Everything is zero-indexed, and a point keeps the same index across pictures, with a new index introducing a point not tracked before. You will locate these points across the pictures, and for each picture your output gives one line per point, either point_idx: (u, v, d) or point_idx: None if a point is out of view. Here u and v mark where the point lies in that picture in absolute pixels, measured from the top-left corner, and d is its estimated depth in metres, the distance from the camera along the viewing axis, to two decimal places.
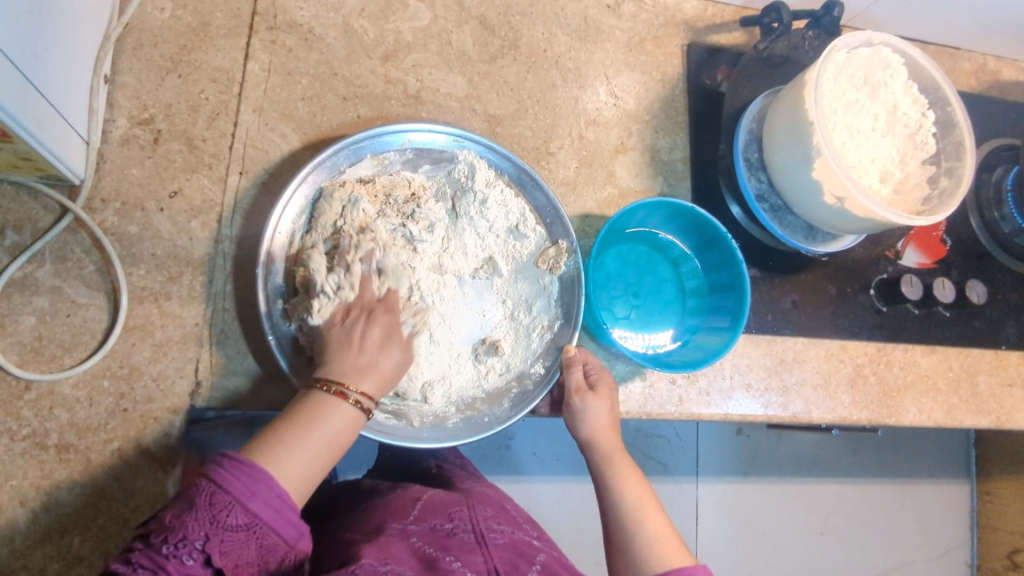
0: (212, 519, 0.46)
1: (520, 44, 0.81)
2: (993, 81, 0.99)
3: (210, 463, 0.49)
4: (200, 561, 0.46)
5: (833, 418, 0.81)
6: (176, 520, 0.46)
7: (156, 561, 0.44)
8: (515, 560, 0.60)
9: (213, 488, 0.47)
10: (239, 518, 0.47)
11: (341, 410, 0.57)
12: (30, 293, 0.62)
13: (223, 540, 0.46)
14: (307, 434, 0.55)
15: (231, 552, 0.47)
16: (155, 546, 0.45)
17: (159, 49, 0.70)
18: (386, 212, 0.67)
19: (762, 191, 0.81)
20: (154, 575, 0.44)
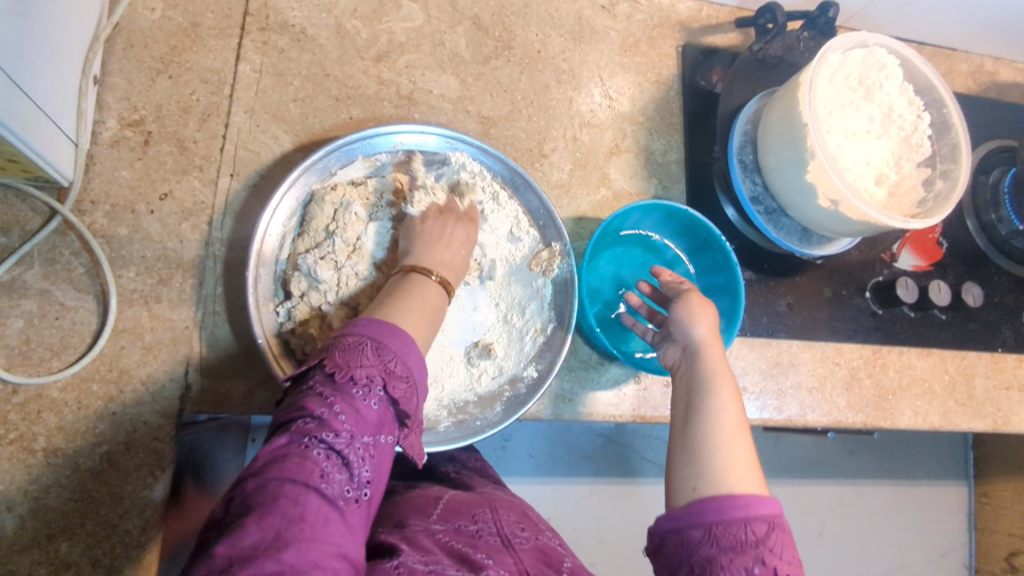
0: (382, 369, 0.54)
1: (514, 45, 0.81)
2: (990, 82, 0.99)
3: (365, 321, 0.56)
4: (380, 405, 0.54)
5: (829, 421, 0.81)
6: (355, 365, 0.53)
7: (350, 402, 0.52)
8: (542, 566, 0.58)
9: (377, 342, 0.55)
10: (401, 369, 0.55)
11: (433, 283, 0.63)
12: (18, 296, 0.62)
13: (394, 387, 0.54)
14: (411, 300, 0.61)
15: (402, 399, 0.55)
16: (344, 387, 0.53)
17: (150, 49, 0.69)
18: (378, 215, 0.68)
19: (756, 193, 0.81)
20: (350, 412, 0.52)
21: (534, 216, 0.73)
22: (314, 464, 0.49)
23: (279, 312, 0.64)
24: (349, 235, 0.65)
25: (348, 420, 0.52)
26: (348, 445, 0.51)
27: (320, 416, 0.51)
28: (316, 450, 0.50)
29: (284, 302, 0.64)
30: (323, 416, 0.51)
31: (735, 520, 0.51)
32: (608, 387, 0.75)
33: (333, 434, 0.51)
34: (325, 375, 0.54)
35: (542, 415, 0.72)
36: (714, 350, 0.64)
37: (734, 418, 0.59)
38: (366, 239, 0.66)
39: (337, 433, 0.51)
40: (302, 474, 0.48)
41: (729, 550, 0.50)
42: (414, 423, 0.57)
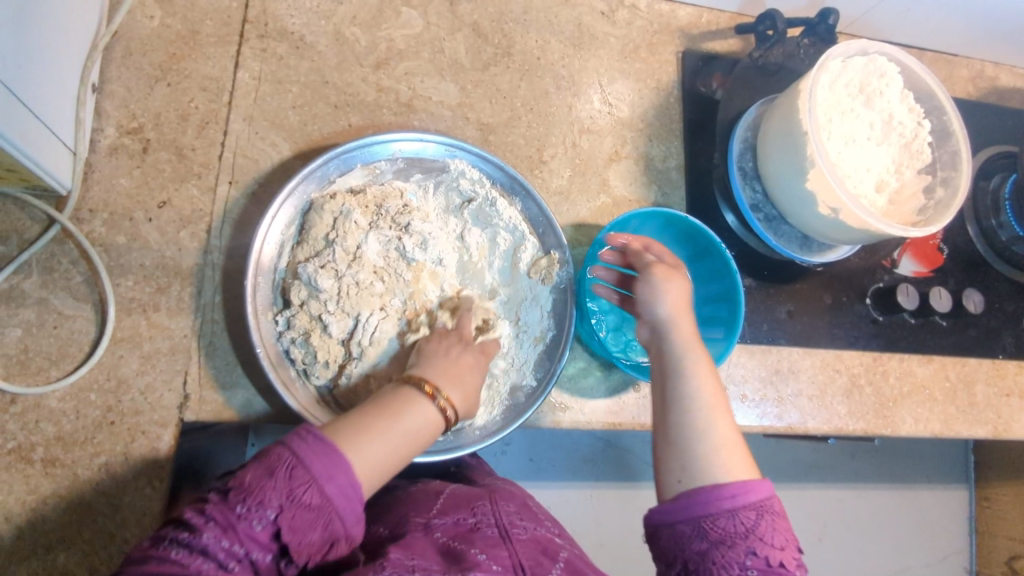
0: (284, 492, 0.48)
1: (513, 51, 0.80)
2: (990, 87, 0.99)
3: (298, 437, 0.52)
4: (268, 529, 0.48)
5: (829, 428, 0.81)
6: (255, 483, 0.48)
7: (228, 517, 0.47)
8: (538, 556, 0.58)
9: (293, 462, 0.50)
10: (309, 497, 0.49)
11: (428, 407, 0.59)
12: (16, 305, 0.62)
13: (292, 516, 0.48)
14: (396, 424, 0.56)
15: (298, 530, 0.48)
16: (231, 501, 0.48)
17: (148, 56, 0.69)
18: (379, 223, 0.66)
19: (757, 200, 0.80)
20: (226, 525, 0.47)
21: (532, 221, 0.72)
22: (170, 567, 0.45)
23: (278, 321, 0.64)
24: (349, 243, 0.64)
25: (219, 533, 0.47)
26: (218, 558, 0.46)
27: (190, 524, 0.47)
28: (176, 553, 0.45)
29: (284, 310, 0.64)
30: (194, 522, 0.47)
31: (723, 512, 0.53)
32: (608, 395, 0.75)
33: (200, 543, 0.46)
34: (224, 486, 0.50)
35: (541, 423, 0.72)
36: (683, 321, 0.66)
37: (713, 396, 0.62)
38: (368, 247, 0.65)
39: (205, 544, 0.46)
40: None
41: (720, 543, 0.52)
42: (316, 550, 0.50)
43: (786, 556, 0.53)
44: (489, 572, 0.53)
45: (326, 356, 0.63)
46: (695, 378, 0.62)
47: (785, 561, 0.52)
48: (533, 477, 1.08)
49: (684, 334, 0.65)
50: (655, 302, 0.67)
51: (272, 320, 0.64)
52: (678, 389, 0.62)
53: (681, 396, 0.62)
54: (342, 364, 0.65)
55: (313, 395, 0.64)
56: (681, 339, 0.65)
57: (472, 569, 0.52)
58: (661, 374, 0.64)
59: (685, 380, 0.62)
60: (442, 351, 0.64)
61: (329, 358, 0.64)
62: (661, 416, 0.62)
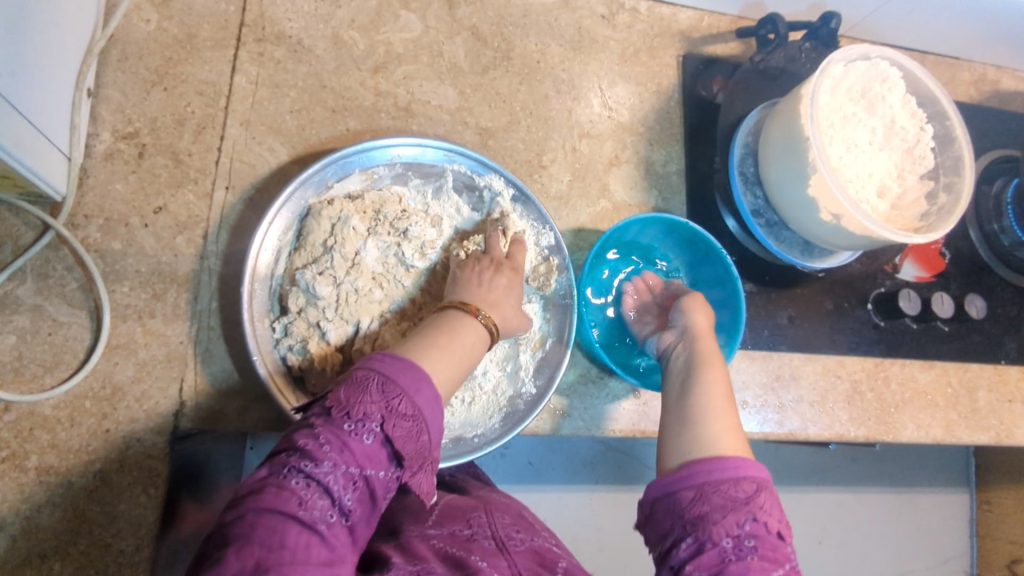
0: (384, 405, 0.52)
1: (513, 55, 0.80)
2: (993, 90, 0.98)
3: (380, 356, 0.55)
4: (376, 441, 0.52)
5: (831, 435, 0.80)
6: (354, 399, 0.52)
7: (339, 436, 0.51)
8: (536, 567, 0.56)
9: (383, 378, 0.53)
10: (406, 407, 0.53)
11: (474, 323, 0.62)
12: (10, 311, 0.61)
13: (394, 425, 0.52)
14: (446, 338, 0.59)
15: (400, 438, 0.52)
16: (337, 421, 0.51)
17: (144, 61, 0.69)
18: (377, 229, 0.66)
19: (758, 206, 0.80)
20: (340, 447, 0.50)
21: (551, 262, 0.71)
22: (293, 496, 0.48)
23: (276, 328, 0.63)
24: (348, 250, 0.64)
25: (335, 457, 0.50)
26: (336, 483, 0.50)
27: (306, 450, 0.50)
28: (296, 482, 0.49)
29: (282, 317, 0.63)
30: (308, 449, 0.50)
31: (727, 478, 0.53)
32: (608, 401, 0.74)
33: (319, 470, 0.49)
34: (322, 408, 0.53)
35: (540, 430, 0.71)
36: (707, 334, 0.69)
37: (726, 390, 0.64)
38: (366, 254, 0.65)
39: (324, 470, 0.50)
40: (282, 507, 0.48)
41: (721, 506, 0.52)
42: (418, 463, 0.53)
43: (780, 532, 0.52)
44: None
45: (324, 363, 0.63)
46: (711, 372, 0.65)
47: (779, 537, 0.52)
48: (532, 481, 1.07)
49: (707, 341, 0.68)
50: (685, 313, 0.71)
51: (270, 327, 0.63)
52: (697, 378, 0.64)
53: (699, 381, 0.64)
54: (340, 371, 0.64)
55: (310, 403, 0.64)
56: (705, 347, 0.68)
57: None
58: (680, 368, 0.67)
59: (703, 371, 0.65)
60: (476, 279, 0.65)
61: (326, 365, 0.63)
62: (677, 402, 0.64)
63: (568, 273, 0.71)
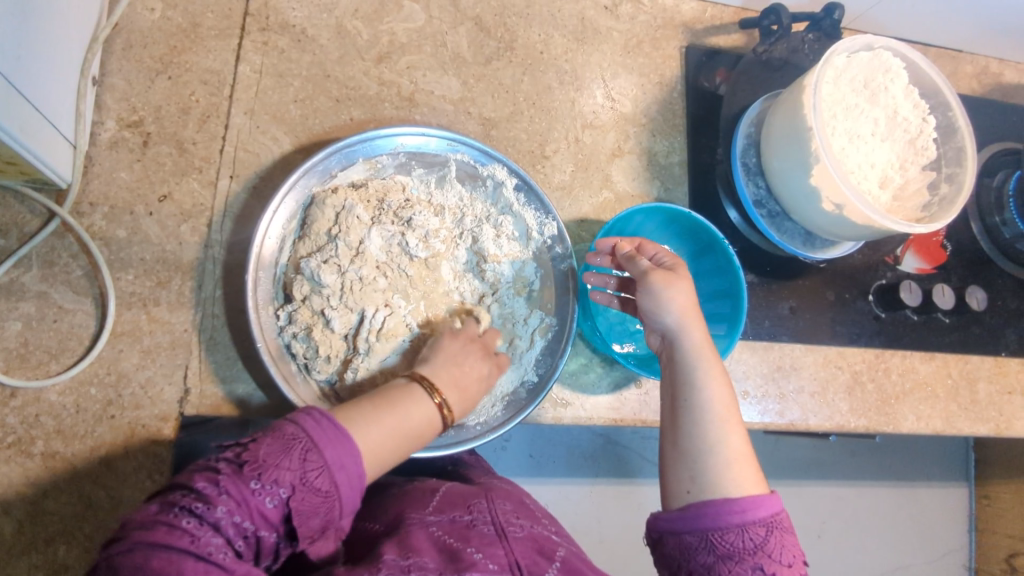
0: (299, 474, 0.49)
1: (516, 45, 0.80)
2: (995, 83, 0.98)
3: (314, 420, 0.52)
4: (278, 506, 0.49)
5: (831, 425, 0.80)
6: (270, 462, 0.49)
7: (242, 490, 0.48)
8: (534, 556, 0.57)
9: (309, 444, 0.50)
10: (322, 483, 0.49)
11: (428, 407, 0.59)
12: (16, 298, 0.61)
13: (301, 498, 0.49)
14: (392, 419, 0.56)
15: (305, 513, 0.49)
16: (245, 476, 0.48)
17: (149, 49, 0.69)
18: (381, 218, 0.66)
19: (760, 196, 0.80)
20: (238, 501, 0.47)
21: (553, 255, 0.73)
22: (182, 535, 0.45)
23: (280, 316, 0.63)
24: (352, 239, 0.64)
25: (231, 508, 0.47)
26: (226, 533, 0.47)
27: (202, 494, 0.47)
28: (186, 523, 0.46)
29: (286, 305, 0.63)
30: (205, 493, 0.47)
31: (732, 526, 0.53)
32: (610, 390, 0.75)
33: (213, 516, 0.46)
34: (235, 456, 0.50)
35: (543, 419, 0.72)
36: (693, 327, 0.62)
37: (725, 409, 0.59)
38: (370, 242, 0.65)
39: (217, 517, 0.46)
40: (172, 544, 0.45)
41: (727, 557, 0.52)
42: (318, 537, 0.51)
43: (792, 573, 0.52)
44: (485, 571, 0.52)
45: (328, 351, 0.63)
46: (707, 395, 0.60)
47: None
48: (533, 472, 1.07)
49: (694, 343, 0.62)
50: (659, 313, 0.63)
51: (274, 314, 0.63)
52: (691, 400, 0.60)
53: (692, 410, 0.59)
54: (344, 359, 0.65)
55: (312, 389, 0.64)
56: (695, 349, 0.62)
57: (468, 569, 0.52)
58: (673, 382, 0.62)
59: (699, 393, 0.60)
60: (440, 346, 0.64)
61: (330, 353, 0.63)
62: (671, 422, 0.61)
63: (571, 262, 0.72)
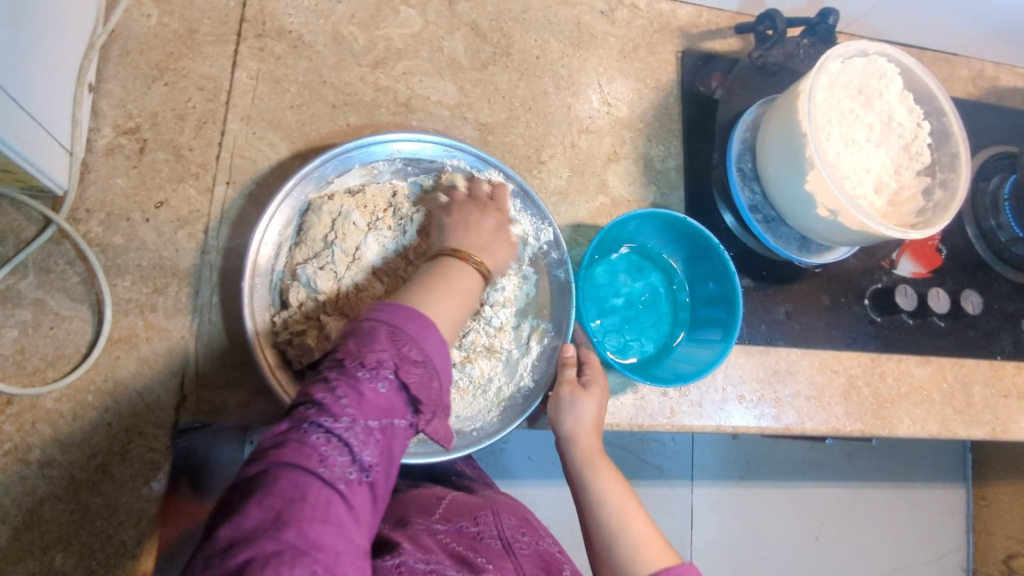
0: (395, 353, 0.49)
1: (512, 50, 0.80)
2: (991, 87, 0.99)
3: (384, 307, 0.52)
4: (391, 389, 0.48)
5: (827, 429, 0.81)
6: (365, 349, 0.49)
7: (354, 385, 0.47)
8: (542, 573, 0.57)
9: (391, 327, 0.50)
10: (417, 353, 0.50)
11: (467, 268, 0.62)
12: (12, 305, 0.61)
13: (407, 371, 0.49)
14: (442, 284, 0.59)
15: (414, 386, 0.49)
16: (351, 369, 0.48)
17: (145, 56, 0.69)
18: (378, 224, 0.67)
19: (756, 201, 0.81)
20: (356, 399, 0.47)
21: (548, 262, 0.72)
22: (313, 451, 0.45)
23: (276, 322, 0.63)
24: (349, 245, 0.65)
25: (353, 409, 0.47)
26: (352, 437, 0.46)
27: (323, 404, 0.46)
28: (316, 437, 0.45)
29: (282, 311, 0.63)
30: (324, 401, 0.46)
31: None
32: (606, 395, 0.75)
33: (336, 424, 0.46)
34: (334, 362, 0.49)
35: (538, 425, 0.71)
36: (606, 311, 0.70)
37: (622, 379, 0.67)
38: (367, 248, 0.66)
39: (340, 424, 0.46)
40: (302, 461, 0.44)
41: None
42: (433, 410, 0.51)
43: None
44: None
45: None
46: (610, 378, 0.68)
47: None
48: (530, 473, 1.07)
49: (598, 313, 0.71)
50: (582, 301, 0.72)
51: (270, 321, 0.63)
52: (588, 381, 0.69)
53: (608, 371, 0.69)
54: None
55: None
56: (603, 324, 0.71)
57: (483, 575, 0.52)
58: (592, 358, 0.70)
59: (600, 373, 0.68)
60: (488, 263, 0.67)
61: None
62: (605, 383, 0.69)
63: (567, 268, 0.71)
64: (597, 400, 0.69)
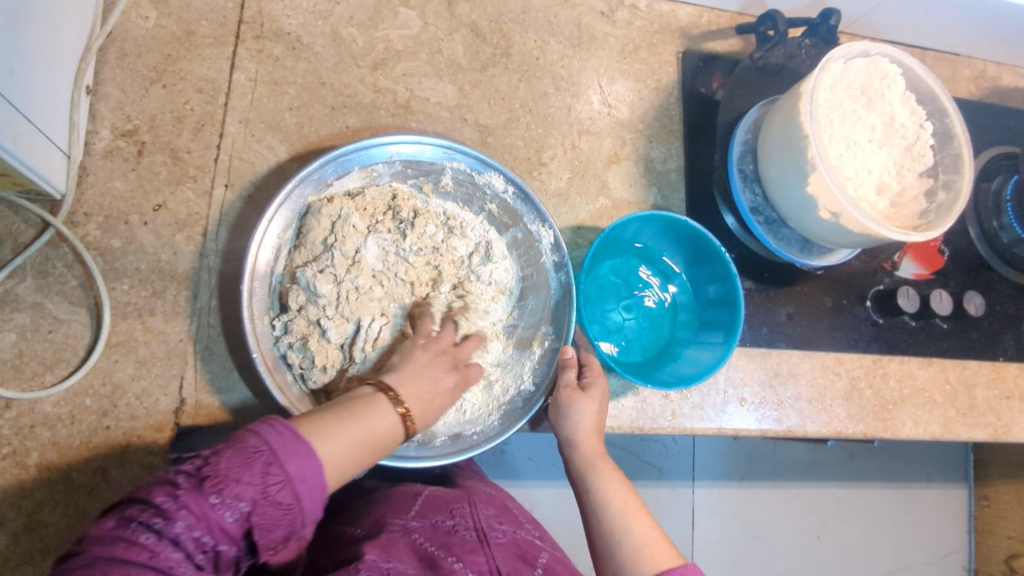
0: (261, 489, 0.46)
1: (512, 51, 0.80)
2: (993, 87, 0.98)
3: (278, 428, 0.48)
4: (237, 520, 0.46)
5: (829, 431, 0.80)
6: (232, 475, 0.45)
7: (200, 505, 0.44)
8: (516, 562, 0.57)
9: (270, 458, 0.47)
10: (285, 496, 0.46)
11: (394, 420, 0.56)
12: (11, 308, 0.61)
13: (263, 512, 0.46)
14: (360, 432, 0.53)
15: (265, 526, 0.46)
16: (204, 491, 0.45)
17: (143, 58, 0.68)
18: (378, 227, 0.66)
19: (756, 204, 0.80)
20: (197, 516, 0.44)
21: (548, 263, 0.72)
22: (142, 550, 0.42)
23: (275, 325, 0.63)
24: (348, 248, 0.64)
25: (191, 523, 0.44)
26: (186, 547, 0.44)
27: (161, 509, 0.43)
28: (146, 537, 0.43)
29: (281, 315, 0.63)
30: (164, 508, 0.43)
31: None
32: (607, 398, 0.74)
33: (171, 531, 0.43)
34: (192, 466, 0.46)
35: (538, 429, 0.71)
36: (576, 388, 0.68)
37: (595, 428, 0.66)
38: (366, 251, 0.65)
39: (176, 532, 0.43)
40: (130, 560, 0.42)
41: None
42: (280, 544, 0.48)
43: None
44: None
45: (323, 361, 0.63)
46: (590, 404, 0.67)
47: None
48: (531, 474, 1.07)
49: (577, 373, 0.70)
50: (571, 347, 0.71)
51: (270, 324, 0.63)
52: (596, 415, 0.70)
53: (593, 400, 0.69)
54: (340, 369, 0.65)
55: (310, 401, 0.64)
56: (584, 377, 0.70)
57: None
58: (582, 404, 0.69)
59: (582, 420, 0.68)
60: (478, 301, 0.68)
61: (326, 363, 0.63)
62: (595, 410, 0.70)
63: (567, 272, 0.71)
64: (597, 403, 0.68)
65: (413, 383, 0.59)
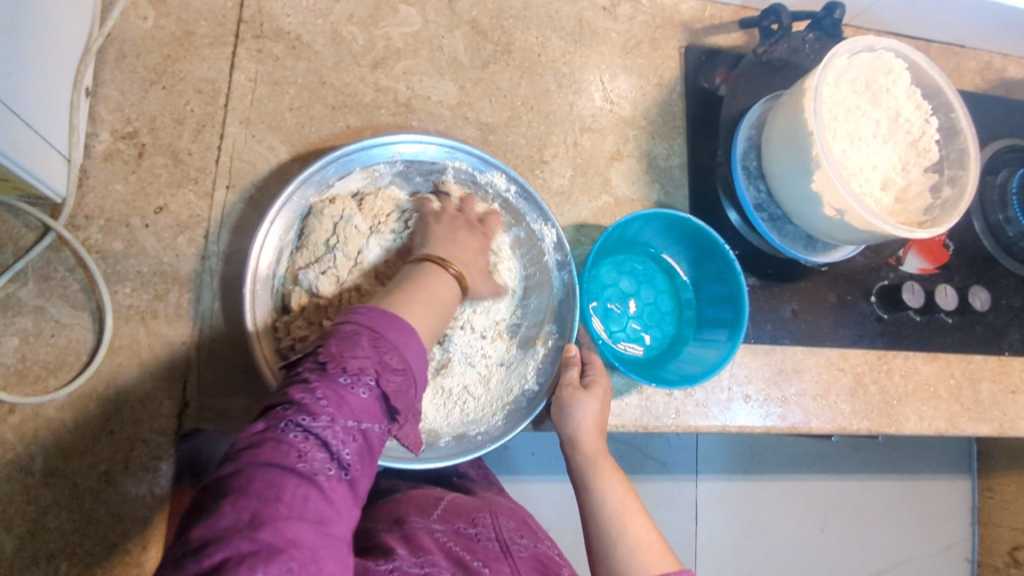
0: (378, 358, 0.49)
1: (513, 48, 0.79)
2: (998, 79, 0.97)
3: (365, 312, 0.51)
4: (370, 396, 0.48)
5: (833, 428, 0.80)
6: (347, 354, 0.48)
7: (336, 390, 0.46)
8: (538, 574, 0.57)
9: (373, 332, 0.50)
10: (397, 360, 0.49)
11: (446, 276, 0.60)
12: (13, 313, 0.61)
13: (386, 379, 0.49)
14: (427, 294, 0.57)
15: (395, 391, 0.49)
16: (333, 374, 0.47)
17: (142, 59, 0.68)
18: (380, 227, 0.67)
19: (761, 200, 0.80)
20: (338, 401, 0.46)
21: (551, 262, 0.72)
22: (291, 450, 0.43)
23: (278, 328, 0.62)
24: (350, 250, 0.64)
25: (334, 410, 0.46)
26: (334, 438, 0.45)
27: (302, 404, 0.45)
28: (294, 435, 0.44)
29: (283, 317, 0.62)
30: (305, 402, 0.45)
31: None
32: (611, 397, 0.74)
33: (318, 425, 0.45)
34: (313, 362, 0.48)
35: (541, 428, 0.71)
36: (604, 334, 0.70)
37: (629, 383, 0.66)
38: (368, 252, 0.65)
39: (323, 424, 0.45)
40: (282, 461, 0.42)
41: None
42: (406, 416, 0.50)
43: None
44: None
45: None
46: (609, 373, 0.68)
47: None
48: (535, 471, 1.07)
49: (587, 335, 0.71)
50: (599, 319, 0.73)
51: (271, 326, 0.62)
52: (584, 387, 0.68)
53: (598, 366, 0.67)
54: None
55: None
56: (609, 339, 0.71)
57: None
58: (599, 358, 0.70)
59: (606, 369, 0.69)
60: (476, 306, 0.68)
61: None
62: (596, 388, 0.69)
63: (570, 270, 0.70)
64: (601, 402, 0.68)
65: (452, 249, 0.63)
